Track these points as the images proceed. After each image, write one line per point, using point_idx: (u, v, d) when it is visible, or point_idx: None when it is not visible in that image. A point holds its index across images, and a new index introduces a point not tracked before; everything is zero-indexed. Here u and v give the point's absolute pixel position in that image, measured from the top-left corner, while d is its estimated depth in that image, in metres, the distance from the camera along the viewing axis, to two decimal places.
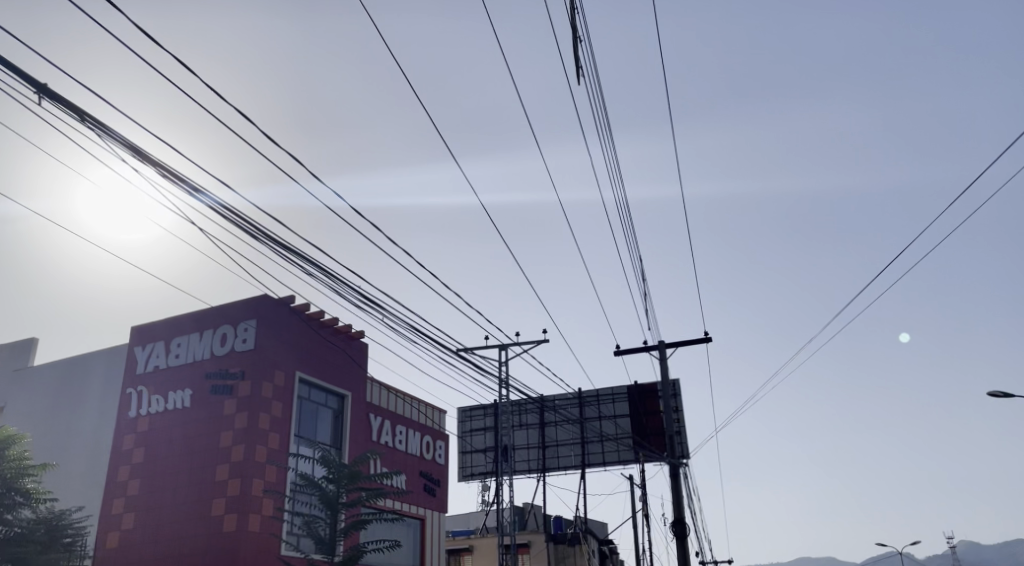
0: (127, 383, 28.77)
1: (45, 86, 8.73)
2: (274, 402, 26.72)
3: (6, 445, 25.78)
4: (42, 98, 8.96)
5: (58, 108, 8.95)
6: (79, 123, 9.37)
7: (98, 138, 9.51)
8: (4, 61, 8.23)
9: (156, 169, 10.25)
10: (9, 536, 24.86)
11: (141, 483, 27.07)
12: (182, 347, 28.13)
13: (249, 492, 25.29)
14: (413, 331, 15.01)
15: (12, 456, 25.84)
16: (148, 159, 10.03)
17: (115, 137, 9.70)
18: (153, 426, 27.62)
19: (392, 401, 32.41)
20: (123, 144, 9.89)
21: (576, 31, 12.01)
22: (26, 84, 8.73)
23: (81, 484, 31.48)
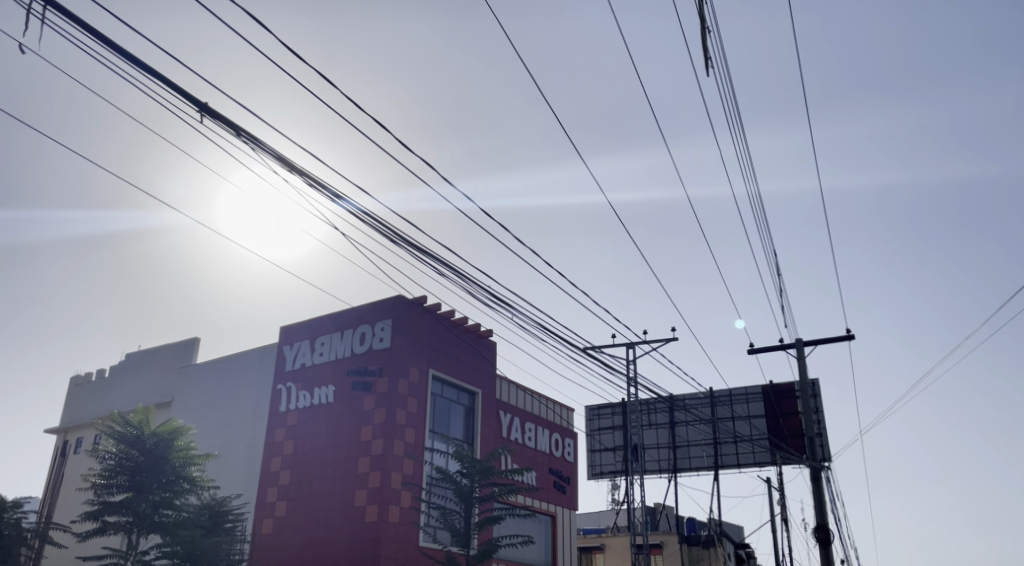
0: (278, 379, 30.77)
1: (208, 107, 9.76)
2: (410, 398, 27.85)
3: (175, 434, 27.98)
4: (205, 117, 10.00)
5: (217, 125, 9.96)
6: (235, 136, 10.36)
7: (253, 151, 10.47)
8: (173, 88, 9.29)
9: (303, 177, 11.16)
10: (177, 520, 27.16)
11: (291, 473, 28.90)
12: (325, 346, 29.82)
13: (389, 485, 26.50)
14: (539, 326, 15.58)
15: (180, 446, 28.00)
16: (294, 169, 10.96)
17: (267, 150, 10.67)
18: (301, 420, 29.41)
19: (522, 399, 33.00)
20: (274, 155, 10.85)
21: (704, 21, 12.05)
22: (192, 105, 9.78)
23: (239, 472, 34.03)
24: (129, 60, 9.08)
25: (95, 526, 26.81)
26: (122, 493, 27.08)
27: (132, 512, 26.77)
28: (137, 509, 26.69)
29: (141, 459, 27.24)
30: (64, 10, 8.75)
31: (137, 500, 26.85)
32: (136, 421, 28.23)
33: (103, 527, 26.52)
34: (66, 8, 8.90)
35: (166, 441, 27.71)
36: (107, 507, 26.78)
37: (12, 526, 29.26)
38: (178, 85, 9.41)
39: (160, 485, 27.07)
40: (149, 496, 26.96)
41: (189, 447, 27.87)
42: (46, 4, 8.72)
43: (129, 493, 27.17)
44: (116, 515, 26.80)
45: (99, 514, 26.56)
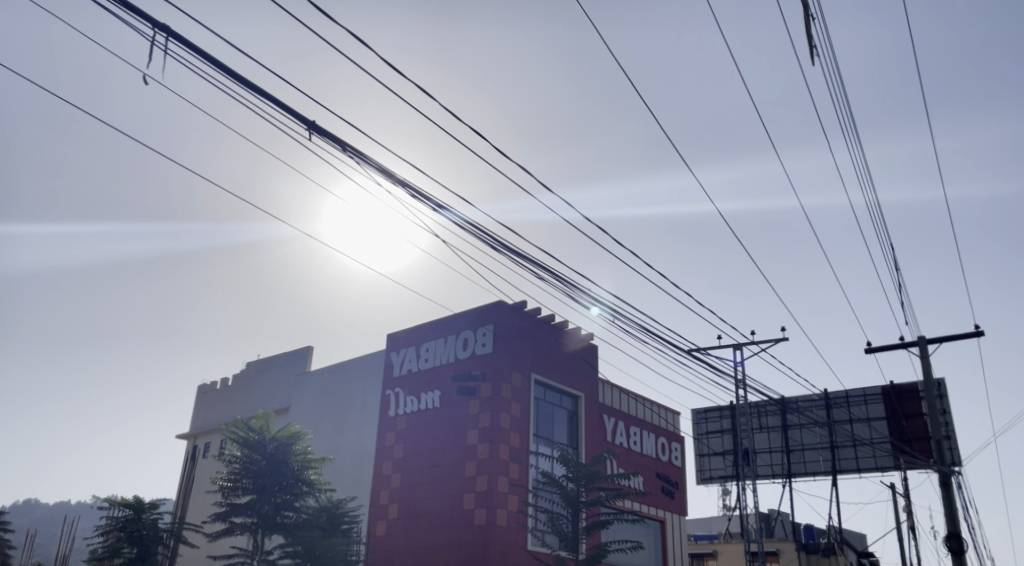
0: (386, 385, 31.46)
1: (316, 124, 10.11)
2: (514, 402, 27.93)
3: (295, 438, 29.02)
4: (313, 133, 10.35)
5: (325, 141, 10.31)
6: (340, 152, 10.72)
7: (357, 165, 10.80)
8: (283, 107, 9.65)
9: (405, 189, 11.41)
10: (297, 522, 28.11)
11: (402, 476, 29.45)
12: (430, 352, 30.29)
13: (496, 489, 26.64)
14: (643, 330, 16.85)
15: (299, 450, 29.01)
16: (398, 181, 11.24)
17: (371, 164, 10.99)
18: (409, 424, 29.97)
19: (626, 403, 32.58)
20: (377, 168, 11.12)
21: (807, 10, 11.99)
22: (300, 122, 10.14)
23: (352, 475, 35.01)
24: (243, 82, 9.48)
25: (223, 526, 28.10)
26: (247, 495, 28.26)
27: (257, 513, 27.92)
28: (261, 510, 27.81)
29: (263, 463, 28.40)
30: (181, 38, 9.23)
31: (260, 502, 27.98)
32: (258, 427, 29.47)
33: (231, 527, 27.74)
34: (184, 37, 9.40)
35: (286, 445, 28.77)
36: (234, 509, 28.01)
37: (148, 526, 31.09)
38: (288, 104, 9.77)
39: (282, 488, 28.12)
40: (271, 498, 28.06)
41: (307, 451, 28.84)
42: (166, 34, 9.24)
43: (253, 495, 28.33)
44: (242, 516, 28.00)
45: (226, 515, 27.81)
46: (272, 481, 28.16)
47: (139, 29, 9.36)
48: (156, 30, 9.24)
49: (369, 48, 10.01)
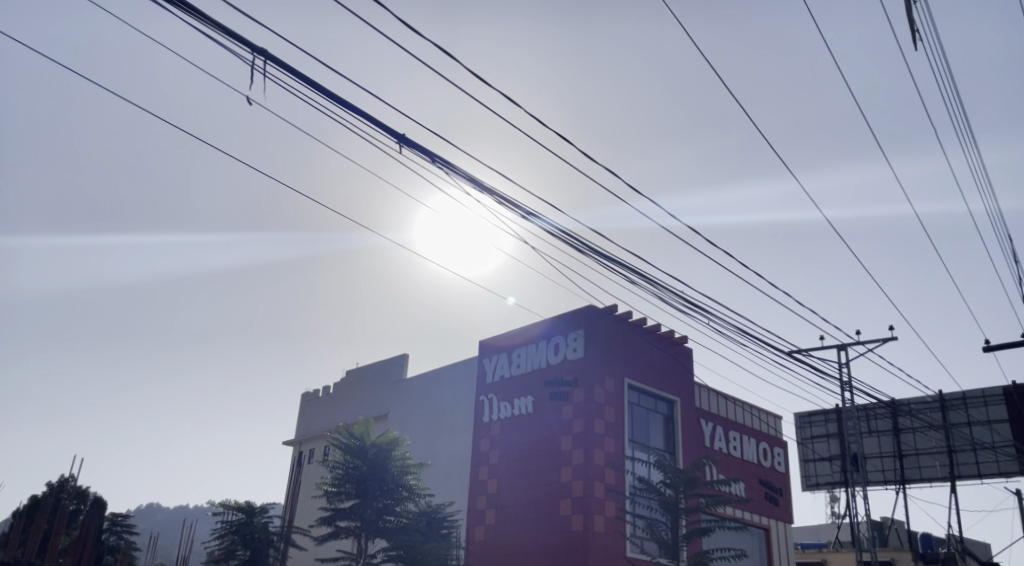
0: (480, 391, 31.45)
1: (405, 136, 10.13)
2: (607, 408, 27.46)
3: (394, 444, 29.31)
4: (403, 145, 10.37)
5: (415, 153, 10.32)
6: (430, 163, 10.73)
7: (447, 176, 10.76)
8: (372, 120, 9.71)
9: (494, 198, 11.31)
10: (399, 526, 28.37)
11: (498, 482, 29.34)
12: (522, 357, 30.12)
13: (592, 495, 26.24)
14: (736, 331, 17.21)
15: (398, 455, 29.29)
16: (486, 190, 11.13)
17: (461, 174, 10.95)
18: (504, 430, 29.86)
19: (725, 407, 31.61)
20: (466, 177, 11.04)
21: None
22: (390, 135, 10.17)
23: (451, 480, 35.21)
24: (336, 100, 9.56)
25: (329, 530, 28.57)
26: (351, 500, 28.66)
27: (361, 518, 28.27)
28: (364, 515, 28.15)
29: (365, 468, 28.66)
30: (278, 61, 9.40)
31: (363, 506, 28.32)
32: (358, 432, 29.74)
33: (336, 532, 28.17)
34: (282, 60, 9.57)
35: (386, 451, 29.08)
36: (339, 513, 28.41)
37: (260, 528, 32.10)
38: (377, 118, 9.82)
39: (384, 493, 28.38)
40: (374, 502, 28.36)
41: (406, 456, 29.01)
42: (264, 58, 9.43)
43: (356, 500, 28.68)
44: (346, 521, 28.42)
45: (332, 520, 28.23)
46: (373, 486, 28.50)
47: (237, 54, 9.58)
48: (255, 54, 9.43)
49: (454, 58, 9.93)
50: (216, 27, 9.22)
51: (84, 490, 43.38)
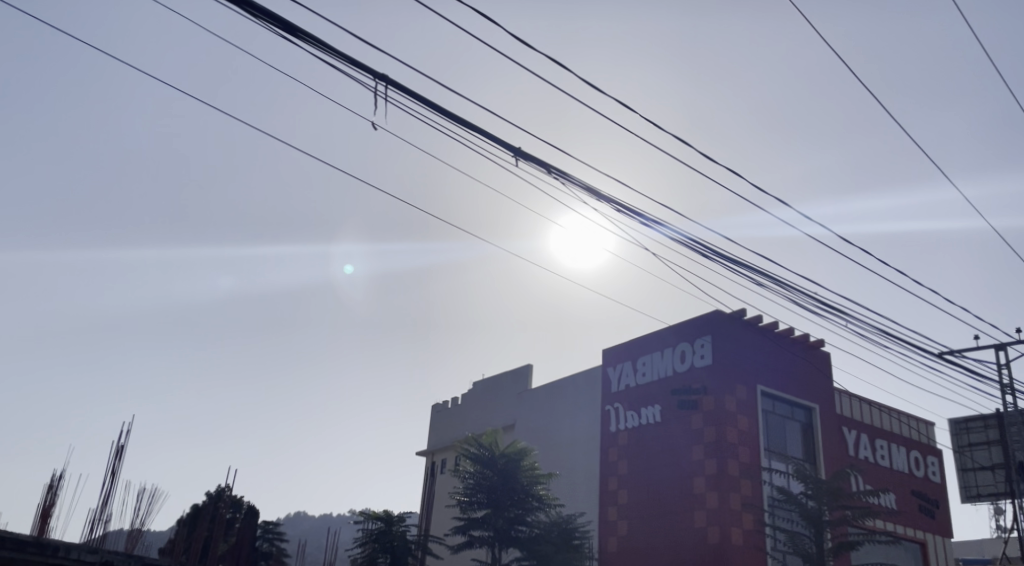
0: (605, 401, 30.66)
1: (518, 148, 9.76)
2: (740, 416, 26.17)
3: (522, 453, 28.50)
4: (517, 158, 10.01)
5: (530, 166, 9.95)
6: (546, 174, 10.30)
7: (564, 187, 10.32)
8: (487, 135, 9.38)
9: (612, 206, 10.78)
10: (531, 536, 27.54)
11: (628, 493, 28.43)
12: (647, 365, 29.19)
13: (728, 506, 25.00)
14: (883, 333, 15.76)
15: (528, 464, 28.44)
16: (604, 199, 10.61)
17: (578, 184, 10.48)
18: (632, 440, 28.94)
19: (870, 414, 29.62)
20: (583, 187, 10.56)
21: None
22: (504, 149, 9.83)
23: (582, 490, 34.59)
24: (451, 118, 9.27)
25: (462, 539, 28.06)
26: (483, 510, 28.05)
27: (494, 528, 27.58)
28: (497, 525, 27.44)
29: (495, 477, 28.08)
30: (402, 87, 9.07)
31: (495, 516, 27.61)
32: (487, 443, 29.28)
33: (470, 541, 27.59)
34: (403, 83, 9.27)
35: (514, 460, 28.31)
36: (472, 523, 27.83)
37: (398, 537, 32.58)
38: (492, 133, 9.49)
39: (515, 503, 27.61)
40: (506, 512, 27.61)
41: (535, 466, 28.24)
42: (387, 83, 9.11)
43: (488, 509, 28.02)
44: (479, 530, 27.82)
45: (465, 530, 27.66)
46: (504, 495, 27.76)
47: (358, 80, 9.26)
48: (377, 80, 9.11)
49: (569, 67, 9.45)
50: (342, 57, 8.86)
51: (239, 499, 45.24)
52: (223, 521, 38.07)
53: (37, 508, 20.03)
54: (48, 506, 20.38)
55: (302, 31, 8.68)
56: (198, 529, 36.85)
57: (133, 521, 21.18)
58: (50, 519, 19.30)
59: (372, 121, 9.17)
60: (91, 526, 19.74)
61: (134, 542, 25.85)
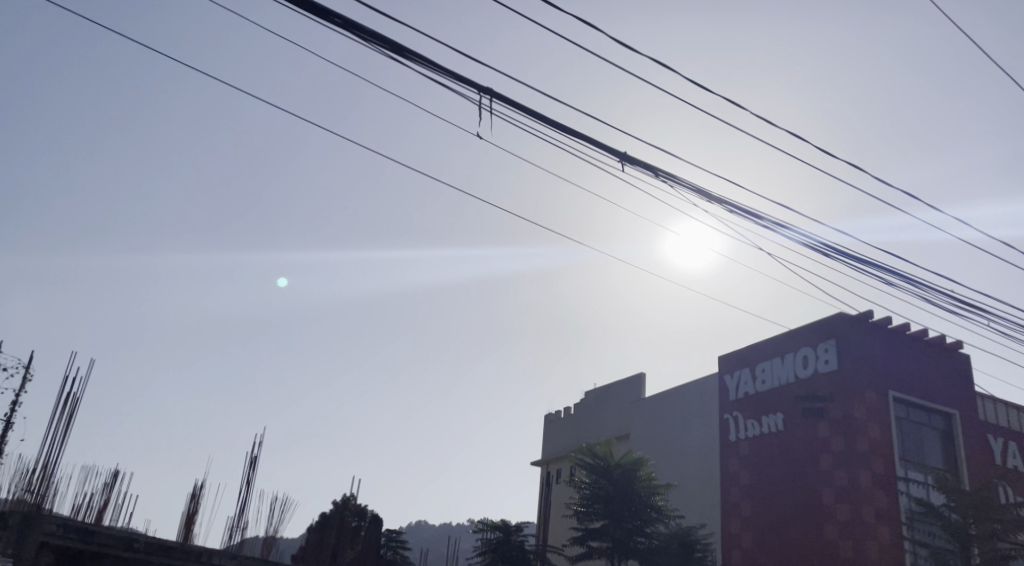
0: (723, 410, 29.41)
1: (625, 152, 9.21)
2: (872, 423, 24.30)
3: (639, 463, 27.49)
4: (624, 163, 9.46)
5: (637, 170, 9.41)
6: (653, 178, 9.71)
7: (673, 190, 9.70)
8: (592, 142, 8.90)
9: (725, 207, 10.07)
10: (652, 548, 26.38)
11: (751, 504, 27.03)
12: (767, 372, 27.85)
13: (862, 518, 23.35)
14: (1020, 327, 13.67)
15: (645, 474, 27.40)
16: (717, 202, 9.93)
17: (688, 186, 9.83)
18: (753, 449, 27.56)
19: (1017, 419, 27.29)
20: (694, 189, 9.90)
21: None
22: (610, 154, 9.31)
23: (702, 502, 33.36)
24: (554, 125, 8.81)
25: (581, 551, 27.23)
26: (600, 521, 27.15)
27: (612, 539, 26.61)
28: (615, 536, 26.43)
29: (610, 487, 27.16)
30: (507, 98, 8.70)
31: (613, 526, 26.65)
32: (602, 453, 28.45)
33: (588, 553, 26.69)
34: (508, 95, 8.87)
35: (631, 471, 27.32)
36: (590, 534, 26.96)
37: (517, 547, 32.28)
38: (595, 138, 8.98)
39: (633, 513, 26.59)
40: (624, 523, 26.60)
41: (651, 477, 27.13)
42: (492, 97, 8.76)
43: (606, 521, 27.09)
44: (597, 542, 26.91)
45: (583, 541, 26.82)
46: (621, 506, 26.79)
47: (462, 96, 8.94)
48: (482, 94, 8.76)
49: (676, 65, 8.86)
50: (448, 73, 8.51)
51: (363, 508, 46.02)
52: (349, 530, 38.78)
53: (181, 515, 20.78)
54: (191, 513, 21.15)
55: (410, 51, 8.36)
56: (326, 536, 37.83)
57: (269, 528, 21.72)
58: (193, 526, 20.00)
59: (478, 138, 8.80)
60: (229, 532, 20.32)
61: (270, 546, 26.61)
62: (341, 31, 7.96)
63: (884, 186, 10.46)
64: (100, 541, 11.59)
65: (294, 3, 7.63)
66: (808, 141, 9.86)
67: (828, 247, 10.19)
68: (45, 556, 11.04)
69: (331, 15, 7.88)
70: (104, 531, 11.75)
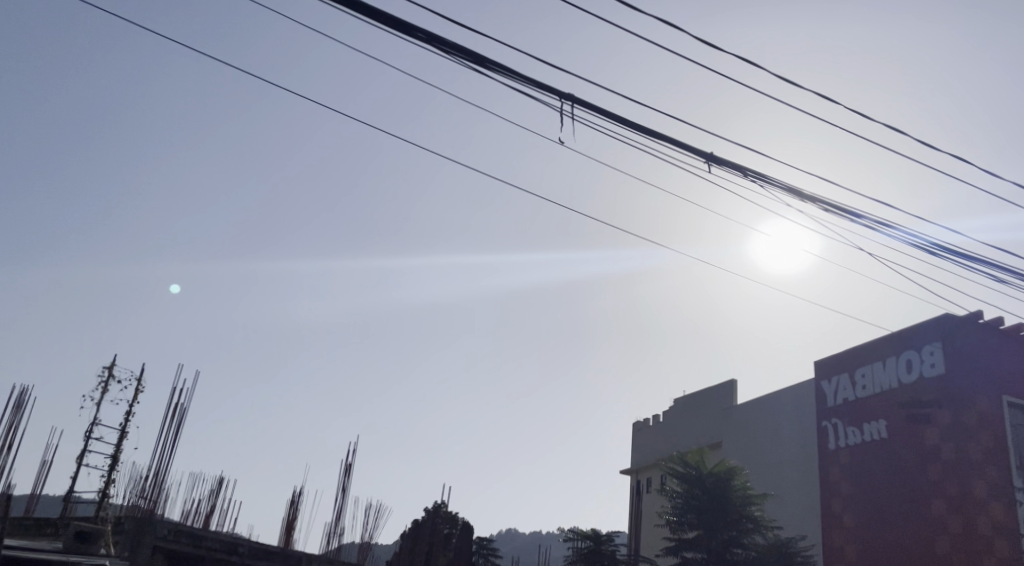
0: (820, 417, 28.27)
1: (711, 153, 8.86)
2: (983, 430, 22.66)
3: (733, 473, 26.62)
4: (710, 164, 9.11)
5: (725, 170, 9.05)
6: (742, 178, 9.32)
7: (763, 190, 9.28)
8: (677, 143, 8.58)
9: (818, 205, 9.59)
10: (749, 560, 25.42)
11: (855, 515, 25.83)
12: (868, 378, 26.63)
13: (977, 530, 22.00)
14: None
15: (739, 484, 26.50)
16: (811, 201, 9.47)
17: (779, 186, 9.39)
18: (855, 458, 26.36)
19: None
20: (785, 188, 9.46)
21: None
22: (696, 155, 8.97)
23: (801, 512, 32.17)
24: (638, 128, 8.54)
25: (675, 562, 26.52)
26: (694, 531, 26.40)
27: (707, 550, 25.81)
28: (710, 547, 25.62)
29: (704, 497, 26.37)
30: (590, 104, 8.47)
31: (707, 537, 25.85)
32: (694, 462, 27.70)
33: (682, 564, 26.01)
34: (591, 100, 8.64)
35: (725, 480, 26.47)
36: (683, 545, 26.30)
37: (609, 556, 31.79)
38: (680, 140, 8.67)
39: (728, 523, 25.73)
40: (719, 534, 25.76)
41: (746, 486, 26.22)
42: (574, 103, 8.54)
43: (700, 531, 26.32)
44: (692, 553, 26.16)
45: (675, 552, 26.17)
46: (715, 517, 25.97)
47: (544, 105, 8.78)
48: (564, 101, 8.57)
49: (762, 62, 8.50)
50: (530, 82, 8.35)
51: (455, 515, 46.22)
52: (441, 537, 38.93)
53: (282, 520, 21.24)
54: (291, 519, 21.59)
55: (492, 61, 8.24)
56: (420, 542, 38.16)
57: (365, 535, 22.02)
58: (293, 531, 20.40)
59: (561, 146, 8.64)
60: (326, 538, 20.66)
61: (366, 553, 26.97)
62: (424, 46, 7.89)
63: (992, 178, 9.80)
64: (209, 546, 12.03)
65: (376, 19, 7.59)
66: (906, 133, 9.33)
67: (933, 245, 9.60)
68: (157, 558, 11.41)
69: (414, 29, 7.82)
70: (211, 536, 12.13)
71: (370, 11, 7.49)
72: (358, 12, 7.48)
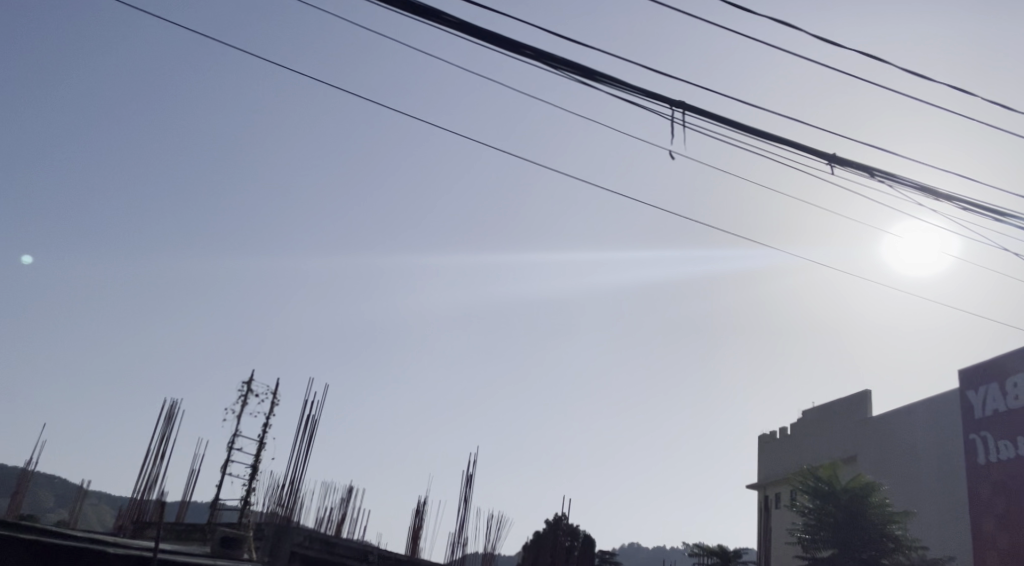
0: (969, 430, 26.46)
1: (835, 154, 8.47)
2: None
3: (870, 489, 25.18)
4: (833, 165, 8.69)
5: (849, 171, 8.62)
6: (868, 179, 8.85)
7: (892, 190, 8.77)
8: (797, 146, 8.23)
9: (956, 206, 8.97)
10: None
11: (1011, 535, 23.96)
12: (1021, 388, 24.72)
13: None
14: None
15: (877, 501, 25.01)
16: (948, 199, 8.88)
17: (911, 184, 8.84)
18: (1009, 474, 24.49)
19: None
20: (917, 187, 8.91)
21: None
22: (818, 157, 8.58)
23: (948, 531, 30.17)
24: (754, 132, 8.25)
25: None
26: (829, 550, 25.14)
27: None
28: None
29: (839, 515, 25.09)
30: (703, 111, 8.25)
31: (844, 557, 24.55)
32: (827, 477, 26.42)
33: None
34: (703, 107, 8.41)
35: (862, 497, 25.06)
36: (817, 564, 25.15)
37: None
38: (799, 142, 8.32)
39: (866, 543, 24.33)
40: (855, 553, 24.40)
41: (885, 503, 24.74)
42: (686, 110, 8.34)
43: (835, 551, 25.04)
44: None
45: None
46: (852, 535, 24.61)
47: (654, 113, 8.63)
48: (675, 108, 8.37)
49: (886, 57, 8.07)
50: (640, 92, 8.22)
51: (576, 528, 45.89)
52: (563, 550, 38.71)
53: (408, 529, 21.72)
54: (417, 528, 22.05)
55: (600, 73, 8.15)
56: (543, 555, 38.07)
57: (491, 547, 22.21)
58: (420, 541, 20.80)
59: (673, 153, 8.47)
60: (451, 548, 20.97)
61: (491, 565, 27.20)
62: (533, 63, 7.91)
63: None
64: (341, 553, 12.36)
65: (485, 39, 7.67)
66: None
67: None
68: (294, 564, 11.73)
69: (522, 47, 7.85)
70: (343, 544, 12.44)
71: (480, 32, 7.59)
72: (467, 33, 7.58)
